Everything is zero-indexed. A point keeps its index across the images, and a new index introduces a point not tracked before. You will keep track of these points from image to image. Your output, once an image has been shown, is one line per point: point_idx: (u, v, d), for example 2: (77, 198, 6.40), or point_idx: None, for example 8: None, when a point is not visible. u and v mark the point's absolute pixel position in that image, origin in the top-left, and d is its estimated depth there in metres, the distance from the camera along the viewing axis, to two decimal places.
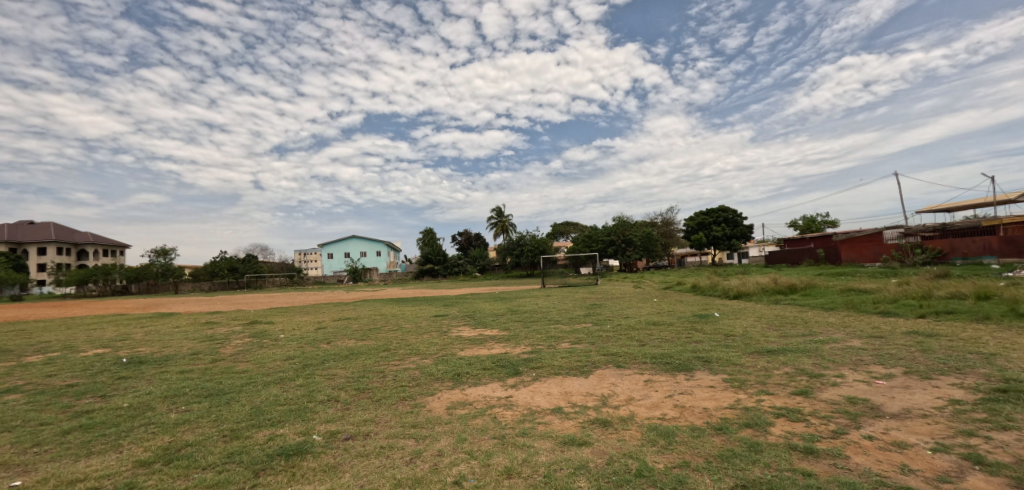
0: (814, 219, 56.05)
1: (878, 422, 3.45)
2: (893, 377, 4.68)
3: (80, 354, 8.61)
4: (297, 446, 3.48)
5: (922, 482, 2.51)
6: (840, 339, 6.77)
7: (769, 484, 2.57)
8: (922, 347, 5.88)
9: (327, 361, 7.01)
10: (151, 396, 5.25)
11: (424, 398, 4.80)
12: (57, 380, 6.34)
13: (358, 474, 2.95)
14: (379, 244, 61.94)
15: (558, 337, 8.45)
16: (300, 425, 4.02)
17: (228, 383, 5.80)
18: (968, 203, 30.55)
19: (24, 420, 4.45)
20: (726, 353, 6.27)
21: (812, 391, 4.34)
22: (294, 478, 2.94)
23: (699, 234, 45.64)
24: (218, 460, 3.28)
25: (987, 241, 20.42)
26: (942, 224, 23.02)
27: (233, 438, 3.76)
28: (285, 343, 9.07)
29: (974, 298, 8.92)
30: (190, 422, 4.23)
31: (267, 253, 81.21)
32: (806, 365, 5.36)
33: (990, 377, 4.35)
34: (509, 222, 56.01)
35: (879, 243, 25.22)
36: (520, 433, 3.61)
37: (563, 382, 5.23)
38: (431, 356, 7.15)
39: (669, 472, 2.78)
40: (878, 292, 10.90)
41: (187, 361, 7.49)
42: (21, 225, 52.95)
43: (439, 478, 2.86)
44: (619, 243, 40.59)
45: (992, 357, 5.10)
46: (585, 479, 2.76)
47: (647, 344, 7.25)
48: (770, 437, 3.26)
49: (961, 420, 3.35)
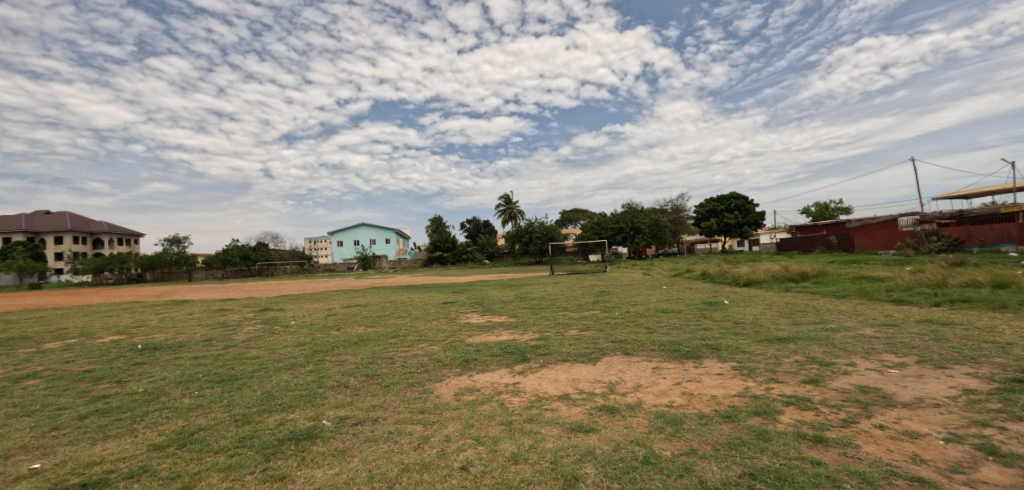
0: (827, 206, 55.29)
1: (889, 411, 3.41)
2: (905, 366, 4.61)
3: (97, 340, 8.90)
4: (307, 431, 3.53)
5: (934, 473, 2.46)
6: (852, 327, 6.69)
7: (777, 473, 2.55)
8: (936, 336, 5.77)
9: (338, 347, 7.12)
10: (164, 382, 5.35)
11: (432, 384, 4.84)
12: (74, 366, 6.51)
13: (365, 459, 2.99)
14: (389, 231, 62.73)
15: (567, 323, 8.49)
16: (310, 410, 4.08)
17: (240, 369, 5.91)
18: (985, 190, 29.77)
19: (42, 405, 4.57)
20: (735, 341, 6.21)
21: (822, 379, 4.29)
22: (304, 462, 3.00)
23: (710, 221, 44.74)
24: (230, 444, 3.35)
25: (1005, 229, 19.99)
26: (959, 211, 22.20)
27: (244, 422, 3.83)
28: (296, 329, 9.28)
29: (991, 286, 8.73)
30: (202, 407, 4.31)
31: (277, 242, 81.88)
32: (817, 353, 5.32)
33: (1006, 367, 4.26)
34: (516, 209, 55.64)
35: (892, 230, 24.86)
36: (527, 419, 3.64)
37: (571, 369, 5.24)
38: (439, 342, 7.23)
39: (676, 460, 2.78)
40: (891, 280, 10.74)
41: (200, 347, 7.65)
42: (38, 215, 54.42)
43: (446, 463, 2.88)
44: (628, 231, 40.32)
45: (1008, 346, 4.99)
46: (591, 465, 2.77)
47: (656, 331, 7.23)
48: (779, 425, 3.24)
49: (975, 411, 3.29)
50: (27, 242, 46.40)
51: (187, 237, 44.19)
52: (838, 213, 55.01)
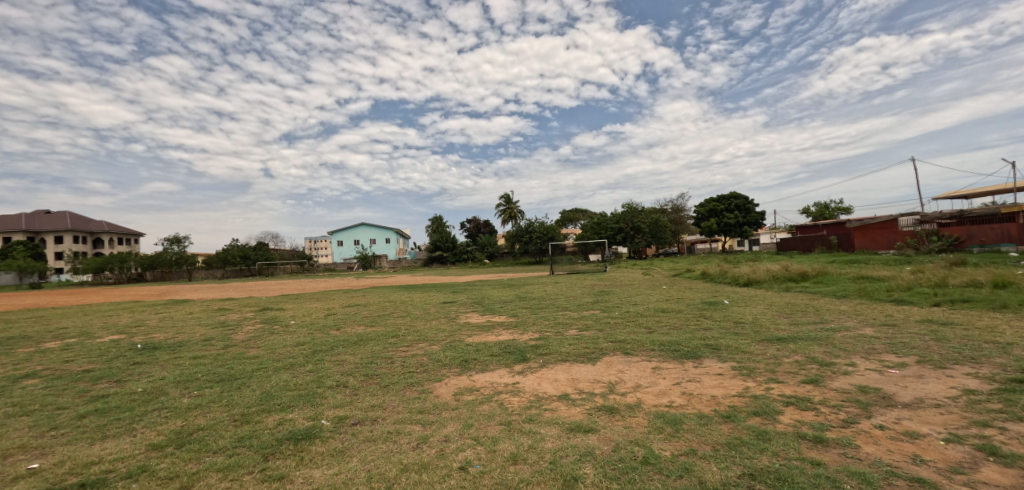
0: (828, 206, 55.26)
1: (889, 411, 3.40)
2: (905, 366, 4.60)
3: (96, 339, 8.89)
4: (306, 431, 3.53)
5: (935, 474, 2.46)
6: (851, 327, 6.69)
7: (777, 473, 2.54)
8: (936, 336, 5.77)
9: (337, 346, 7.11)
10: (164, 381, 5.35)
11: (432, 384, 4.83)
12: (73, 365, 6.51)
13: (364, 459, 2.99)
14: (389, 231, 62.73)
15: (567, 323, 8.48)
16: (309, 410, 4.08)
17: (239, 368, 5.90)
18: (986, 190, 29.76)
19: (41, 404, 4.57)
20: (735, 341, 6.21)
21: (823, 380, 4.27)
22: (302, 462, 2.99)
23: (710, 221, 44.75)
24: (229, 444, 3.34)
25: (1005, 229, 19.96)
26: (960, 211, 22.21)
27: (243, 422, 3.83)
28: (296, 328, 9.28)
29: (991, 286, 8.72)
30: (201, 407, 4.31)
31: (277, 241, 82.05)
32: (816, 353, 5.32)
33: (1006, 367, 4.25)
34: (516, 209, 55.64)
35: (893, 230, 24.83)
36: (526, 419, 3.63)
37: (570, 369, 5.23)
38: (439, 342, 7.23)
39: (675, 460, 2.77)
40: (891, 280, 10.74)
41: (199, 347, 7.64)
42: (38, 214, 54.42)
43: (445, 463, 2.88)
44: (628, 230, 40.28)
45: (1009, 347, 4.99)
46: (590, 465, 2.76)
47: (656, 331, 7.22)
48: (778, 426, 3.24)
49: (974, 411, 3.29)
50: (28, 242, 46.38)
51: (187, 237, 44.19)
52: (839, 212, 55.02)
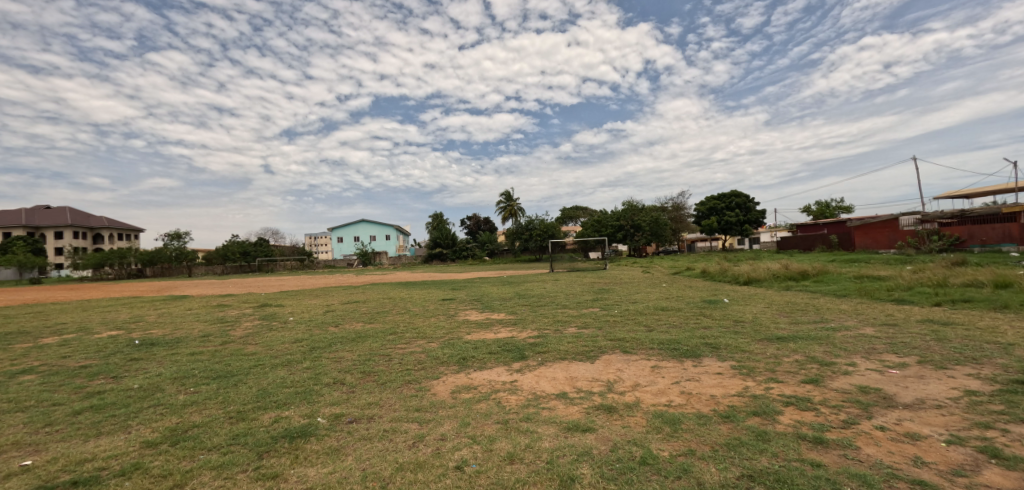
0: (829, 205, 55.19)
1: (891, 412, 3.37)
2: (906, 366, 4.57)
3: (94, 335, 8.84)
4: (302, 428, 3.51)
5: (937, 476, 2.42)
6: (852, 326, 6.66)
7: (777, 475, 2.50)
8: (937, 336, 5.74)
9: (336, 343, 7.10)
10: (161, 378, 5.32)
11: (429, 382, 4.80)
12: (71, 361, 6.47)
13: (359, 458, 2.96)
14: (389, 228, 62.62)
15: (566, 321, 8.44)
16: (306, 408, 4.05)
17: (236, 365, 5.88)
18: (987, 190, 29.70)
19: (37, 400, 4.55)
20: (735, 339, 6.19)
21: (823, 380, 4.24)
22: (297, 460, 2.96)
23: (710, 219, 44.74)
24: (223, 442, 3.31)
25: (1006, 229, 19.91)
26: (961, 210, 22.18)
27: (239, 419, 3.80)
28: (294, 325, 9.26)
29: (992, 286, 8.69)
30: (198, 403, 4.29)
31: (276, 236, 82.11)
32: (817, 352, 5.29)
33: (1008, 368, 4.22)
34: (517, 206, 55.58)
35: (893, 229, 24.80)
36: (524, 418, 3.59)
37: (569, 367, 5.19)
38: (437, 339, 7.22)
39: (673, 461, 2.74)
40: (892, 279, 10.71)
41: (197, 343, 7.61)
42: (38, 210, 54.33)
43: (441, 462, 2.85)
44: (628, 228, 40.14)
45: (1010, 347, 4.95)
46: (587, 466, 2.73)
47: (655, 330, 7.19)
48: (778, 426, 3.20)
49: (976, 413, 3.25)
50: (28, 237, 46.27)
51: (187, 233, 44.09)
52: (839, 211, 55.02)
